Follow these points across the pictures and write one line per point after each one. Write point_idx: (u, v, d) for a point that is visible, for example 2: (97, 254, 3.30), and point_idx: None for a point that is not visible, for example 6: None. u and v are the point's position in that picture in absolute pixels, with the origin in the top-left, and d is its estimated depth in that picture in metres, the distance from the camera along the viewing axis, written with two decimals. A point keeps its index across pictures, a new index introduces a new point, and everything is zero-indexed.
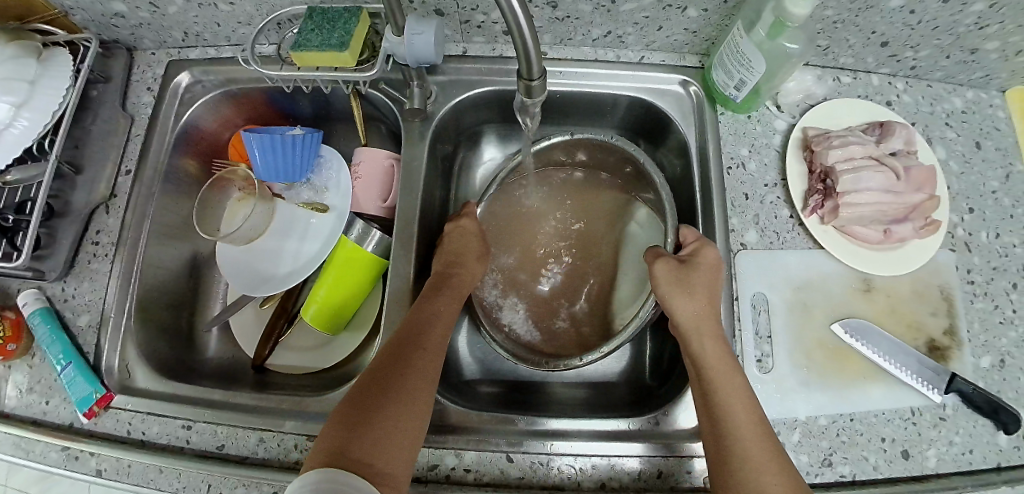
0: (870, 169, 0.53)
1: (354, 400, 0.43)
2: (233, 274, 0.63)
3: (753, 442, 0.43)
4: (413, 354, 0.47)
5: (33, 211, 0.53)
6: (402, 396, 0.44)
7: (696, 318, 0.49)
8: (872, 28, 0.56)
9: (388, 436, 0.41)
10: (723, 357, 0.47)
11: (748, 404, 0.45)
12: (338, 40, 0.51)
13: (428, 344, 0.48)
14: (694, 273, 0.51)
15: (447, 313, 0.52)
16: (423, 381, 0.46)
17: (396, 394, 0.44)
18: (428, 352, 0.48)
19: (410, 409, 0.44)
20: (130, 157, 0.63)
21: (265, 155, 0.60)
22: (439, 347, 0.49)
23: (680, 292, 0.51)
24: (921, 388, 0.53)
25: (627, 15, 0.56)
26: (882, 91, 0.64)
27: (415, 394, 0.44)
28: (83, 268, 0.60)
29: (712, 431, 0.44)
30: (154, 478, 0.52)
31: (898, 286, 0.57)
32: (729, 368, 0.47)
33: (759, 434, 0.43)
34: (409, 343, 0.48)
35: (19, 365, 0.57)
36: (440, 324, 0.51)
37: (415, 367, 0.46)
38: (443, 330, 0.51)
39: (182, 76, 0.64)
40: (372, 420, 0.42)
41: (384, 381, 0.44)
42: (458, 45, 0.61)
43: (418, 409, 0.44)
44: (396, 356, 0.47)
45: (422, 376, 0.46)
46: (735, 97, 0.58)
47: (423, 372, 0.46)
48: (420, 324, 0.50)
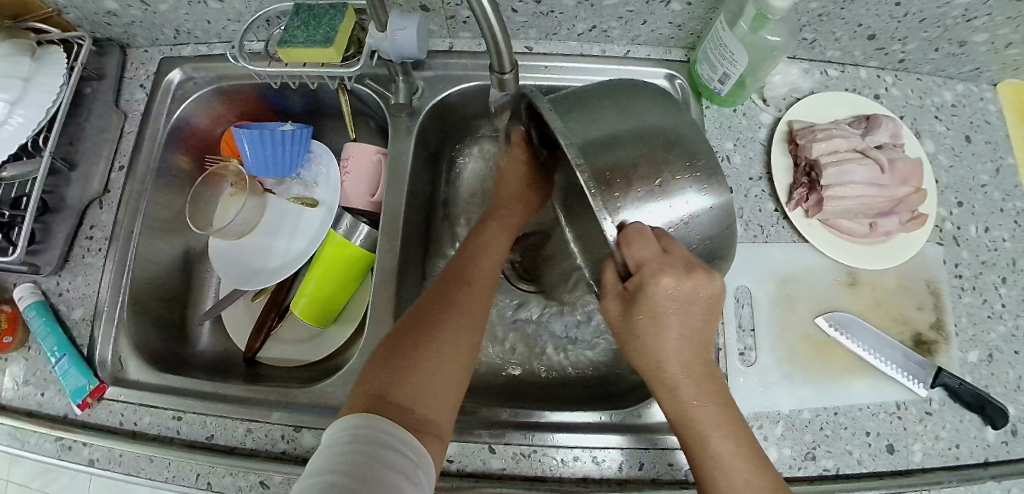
0: (853, 162, 0.54)
1: (398, 344, 0.43)
2: (224, 268, 0.64)
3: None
4: (455, 294, 0.47)
5: (27, 207, 0.55)
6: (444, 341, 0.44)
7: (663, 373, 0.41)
8: (858, 21, 0.56)
9: (428, 381, 0.41)
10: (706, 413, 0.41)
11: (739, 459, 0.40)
12: (323, 37, 0.51)
13: (474, 288, 0.48)
14: (642, 318, 0.39)
15: (495, 248, 0.53)
16: (466, 324, 0.46)
17: (435, 342, 0.43)
18: (473, 290, 0.48)
19: (454, 350, 0.44)
20: (124, 153, 0.64)
21: (255, 148, 0.62)
22: (485, 286, 0.49)
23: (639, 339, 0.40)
24: (906, 382, 0.53)
25: (610, 9, 0.57)
26: (870, 84, 0.64)
27: (457, 339, 0.44)
28: (78, 262, 0.61)
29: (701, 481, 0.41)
30: (144, 467, 0.53)
31: (885, 279, 0.57)
32: (710, 419, 0.41)
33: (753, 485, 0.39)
34: (451, 284, 0.48)
35: (15, 358, 0.59)
36: (486, 261, 0.51)
37: (459, 312, 0.46)
38: (489, 268, 0.51)
39: (174, 73, 0.65)
40: (414, 366, 0.41)
41: (427, 326, 0.44)
42: (444, 40, 0.61)
43: (462, 348, 0.44)
44: (437, 296, 0.47)
45: (463, 321, 0.46)
46: (719, 90, 0.58)
47: (465, 311, 0.46)
48: (466, 267, 0.50)
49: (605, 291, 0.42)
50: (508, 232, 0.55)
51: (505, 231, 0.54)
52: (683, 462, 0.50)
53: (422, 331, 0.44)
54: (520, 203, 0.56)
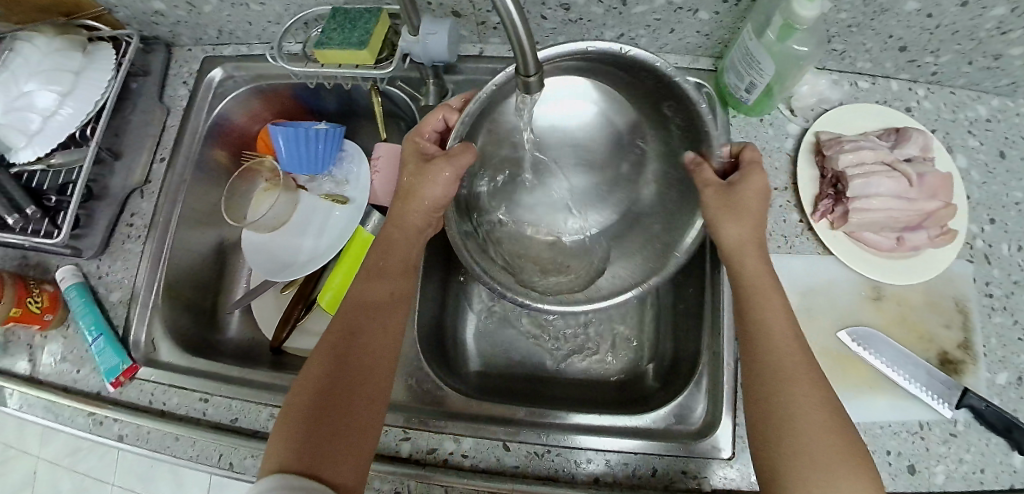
0: (880, 174, 0.53)
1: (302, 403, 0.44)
2: (255, 260, 0.66)
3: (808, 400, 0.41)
4: (361, 336, 0.48)
5: (74, 193, 0.58)
6: (355, 386, 0.45)
7: (760, 281, 0.47)
8: (889, 32, 0.56)
9: (339, 431, 0.42)
10: (770, 306, 0.46)
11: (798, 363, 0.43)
12: (358, 39, 0.53)
13: (380, 319, 0.49)
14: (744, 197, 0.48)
15: (402, 279, 0.52)
16: (376, 357, 0.47)
17: (344, 392, 0.44)
18: (377, 330, 0.49)
19: (364, 395, 0.45)
20: (165, 146, 0.67)
21: (289, 146, 0.65)
22: (391, 323, 0.50)
23: (726, 214, 0.48)
24: (930, 401, 0.52)
25: (638, 17, 0.57)
26: (901, 97, 0.63)
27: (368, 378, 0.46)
28: (118, 247, 0.64)
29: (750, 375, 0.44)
30: (170, 445, 0.55)
31: (911, 294, 0.56)
32: (774, 311, 0.46)
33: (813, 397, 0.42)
34: (358, 324, 0.49)
35: (55, 335, 0.62)
36: (392, 297, 0.51)
37: (370, 351, 0.47)
38: (393, 303, 0.51)
39: (215, 71, 0.67)
40: (325, 423, 0.42)
41: (332, 379, 0.45)
42: (474, 45, 0.63)
43: (371, 391, 0.45)
44: (346, 337, 0.48)
45: (369, 358, 0.47)
46: (746, 100, 0.58)
47: (371, 354, 0.47)
48: (367, 301, 0.50)
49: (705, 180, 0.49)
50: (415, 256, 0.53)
51: (408, 241, 0.53)
52: (696, 469, 0.50)
53: (325, 383, 0.44)
54: (422, 199, 0.52)
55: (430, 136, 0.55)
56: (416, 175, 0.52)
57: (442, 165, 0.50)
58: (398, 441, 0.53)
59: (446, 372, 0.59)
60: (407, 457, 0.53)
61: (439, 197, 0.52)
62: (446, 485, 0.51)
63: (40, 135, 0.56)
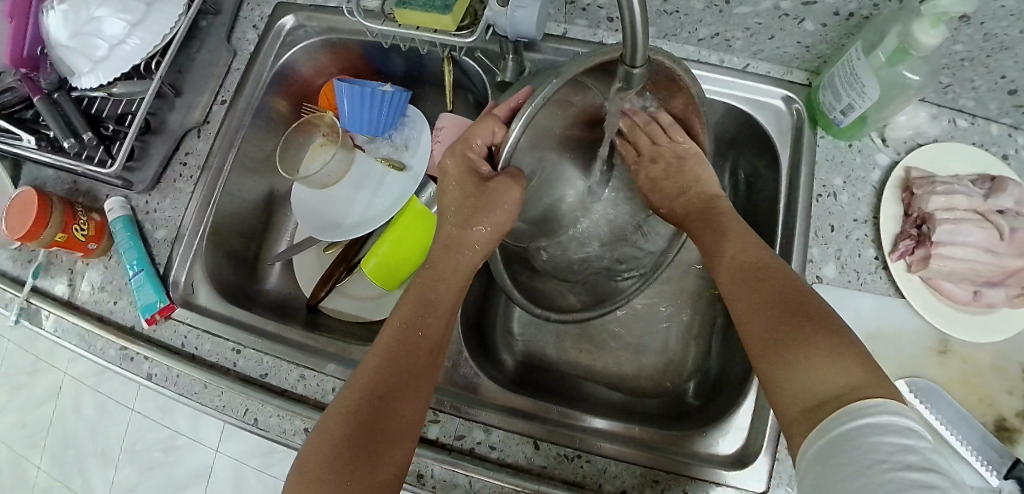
0: (972, 223, 0.49)
1: (332, 440, 0.41)
2: (304, 215, 0.65)
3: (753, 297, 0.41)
4: (409, 344, 0.46)
5: (132, 124, 0.56)
6: (376, 451, 0.40)
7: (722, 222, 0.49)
8: (1003, 72, 0.52)
9: (383, 438, 0.41)
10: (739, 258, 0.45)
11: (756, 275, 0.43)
12: (443, 4, 0.51)
13: (413, 374, 0.45)
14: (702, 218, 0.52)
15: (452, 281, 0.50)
16: (404, 414, 0.43)
17: (367, 453, 0.40)
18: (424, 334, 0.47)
19: (412, 400, 0.44)
20: (227, 89, 0.65)
21: (353, 106, 0.63)
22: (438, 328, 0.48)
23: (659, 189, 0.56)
24: (976, 466, 0.49)
25: (738, 18, 0.54)
26: (1000, 142, 0.59)
27: (389, 442, 0.41)
28: (168, 184, 0.63)
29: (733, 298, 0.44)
30: (197, 392, 0.55)
31: (978, 353, 0.53)
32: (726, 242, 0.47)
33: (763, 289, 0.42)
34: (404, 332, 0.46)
35: (96, 264, 0.61)
36: (441, 299, 0.49)
37: (398, 412, 0.43)
38: (442, 311, 0.49)
39: (287, 18, 0.65)
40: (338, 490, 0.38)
41: (355, 438, 0.40)
42: (558, 25, 0.60)
43: (418, 397, 0.44)
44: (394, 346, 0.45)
45: (394, 417, 0.42)
46: (838, 121, 0.55)
47: (417, 361, 0.45)
48: (403, 351, 0.45)
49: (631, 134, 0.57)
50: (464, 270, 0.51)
51: (454, 286, 0.50)
52: None
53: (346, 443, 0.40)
54: (476, 229, 0.50)
55: (481, 149, 0.51)
56: (479, 203, 0.49)
57: (506, 183, 0.49)
58: (427, 423, 0.52)
59: (484, 360, 0.59)
60: (433, 439, 0.52)
61: (501, 219, 0.50)
62: (470, 476, 0.50)
63: (106, 62, 0.55)
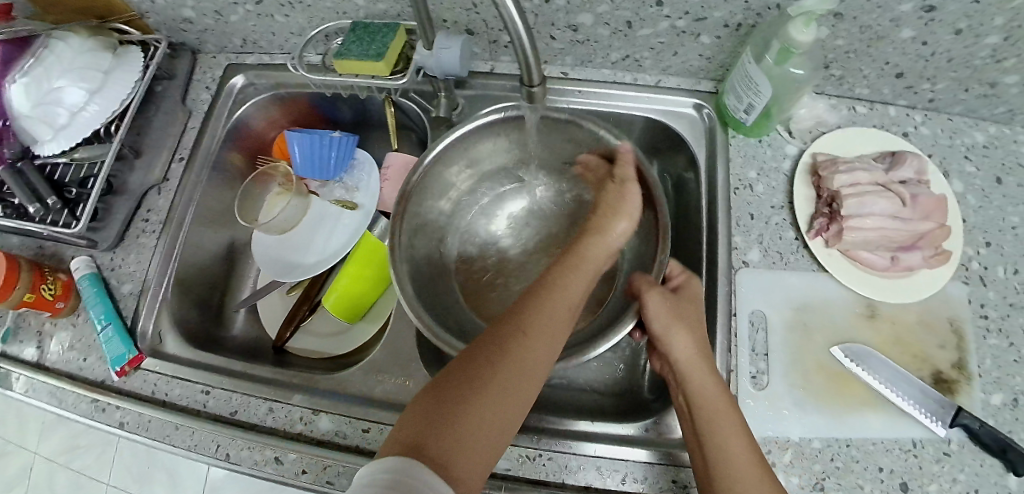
0: (875, 194, 0.54)
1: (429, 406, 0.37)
2: (265, 261, 0.68)
3: (750, 483, 0.42)
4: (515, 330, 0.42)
5: (94, 186, 0.60)
6: (461, 436, 0.35)
7: (718, 402, 0.46)
8: (885, 59, 0.58)
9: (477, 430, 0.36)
10: (731, 430, 0.44)
11: (751, 459, 0.43)
12: (376, 52, 0.56)
13: (527, 369, 0.41)
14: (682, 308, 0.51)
15: (574, 288, 0.47)
16: (520, 386, 0.40)
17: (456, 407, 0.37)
18: (540, 326, 0.43)
19: (517, 390, 0.39)
20: (185, 147, 0.70)
21: (303, 150, 0.68)
22: (562, 326, 0.44)
23: (677, 327, 0.50)
24: (922, 419, 0.52)
25: (642, 39, 0.60)
26: (899, 122, 0.64)
27: (506, 404, 0.39)
28: (132, 240, 0.66)
29: (703, 466, 0.44)
30: (169, 434, 0.56)
31: (906, 314, 0.56)
32: (731, 433, 0.44)
33: (754, 466, 0.43)
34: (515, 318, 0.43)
35: (64, 323, 0.63)
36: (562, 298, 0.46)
37: (493, 405, 0.38)
38: (563, 315, 0.45)
39: (237, 78, 0.71)
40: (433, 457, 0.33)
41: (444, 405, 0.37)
42: (485, 62, 0.65)
43: (528, 389, 0.40)
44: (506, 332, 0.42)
45: (507, 378, 0.39)
46: (745, 120, 0.60)
47: (535, 357, 0.41)
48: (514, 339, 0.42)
49: (648, 286, 0.52)
50: (579, 275, 0.49)
51: (579, 280, 0.48)
52: (686, 479, 0.50)
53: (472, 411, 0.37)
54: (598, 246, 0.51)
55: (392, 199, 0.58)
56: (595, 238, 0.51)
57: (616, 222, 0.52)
58: None
59: None
60: None
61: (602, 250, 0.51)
62: None
63: (67, 129, 0.60)
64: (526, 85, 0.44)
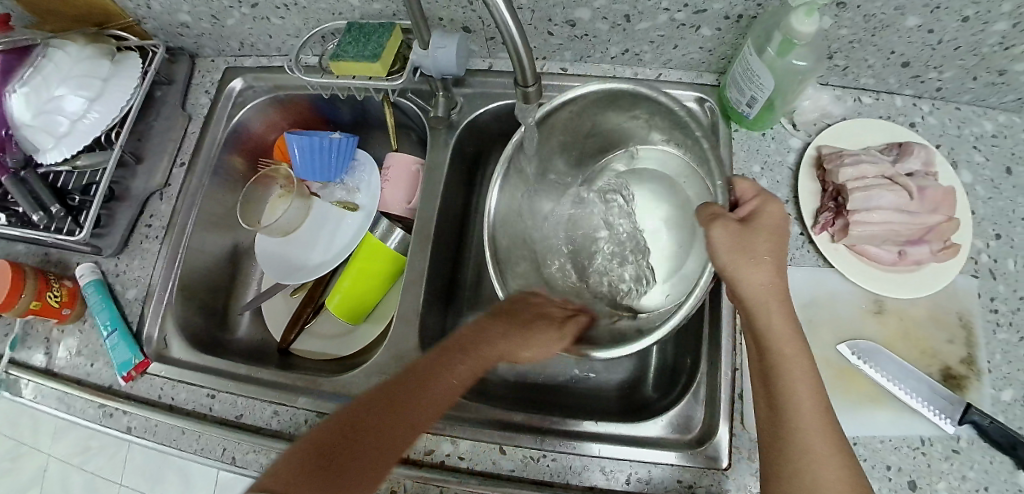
0: (882, 188, 0.53)
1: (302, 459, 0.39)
2: (269, 263, 0.68)
3: (812, 421, 0.42)
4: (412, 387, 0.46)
5: (96, 192, 0.60)
6: (330, 482, 0.38)
7: (785, 344, 0.44)
8: (890, 48, 0.57)
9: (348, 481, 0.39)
10: (799, 373, 0.43)
11: (814, 398, 0.43)
12: (371, 53, 0.55)
13: (401, 429, 0.43)
14: (757, 239, 0.47)
15: (475, 363, 0.50)
16: (391, 446, 0.42)
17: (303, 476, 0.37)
18: (425, 394, 0.46)
19: (389, 447, 0.42)
20: (185, 151, 0.70)
21: (303, 154, 0.67)
22: (445, 394, 0.47)
23: (744, 261, 0.45)
24: (931, 416, 0.51)
25: (642, 33, 0.59)
26: (906, 112, 0.63)
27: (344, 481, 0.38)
28: (135, 246, 0.66)
29: (767, 387, 0.44)
30: (176, 438, 0.56)
31: (913, 309, 0.55)
32: (799, 377, 0.43)
33: (815, 401, 0.42)
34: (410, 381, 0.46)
35: (71, 330, 0.64)
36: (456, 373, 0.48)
37: (364, 453, 0.41)
38: (450, 386, 0.48)
39: (236, 81, 0.70)
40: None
41: (315, 463, 0.39)
42: (483, 60, 0.65)
43: (398, 449, 0.42)
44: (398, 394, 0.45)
45: (344, 461, 0.40)
46: (747, 114, 0.59)
47: (415, 417, 0.44)
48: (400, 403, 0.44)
49: (713, 216, 0.48)
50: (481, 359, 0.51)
51: (468, 368, 0.49)
52: (692, 479, 0.50)
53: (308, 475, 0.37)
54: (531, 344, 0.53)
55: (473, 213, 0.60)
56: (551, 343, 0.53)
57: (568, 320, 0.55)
58: None
59: None
60: (404, 457, 0.53)
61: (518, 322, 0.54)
62: (441, 486, 0.51)
63: (69, 137, 0.60)
64: (524, 86, 0.43)
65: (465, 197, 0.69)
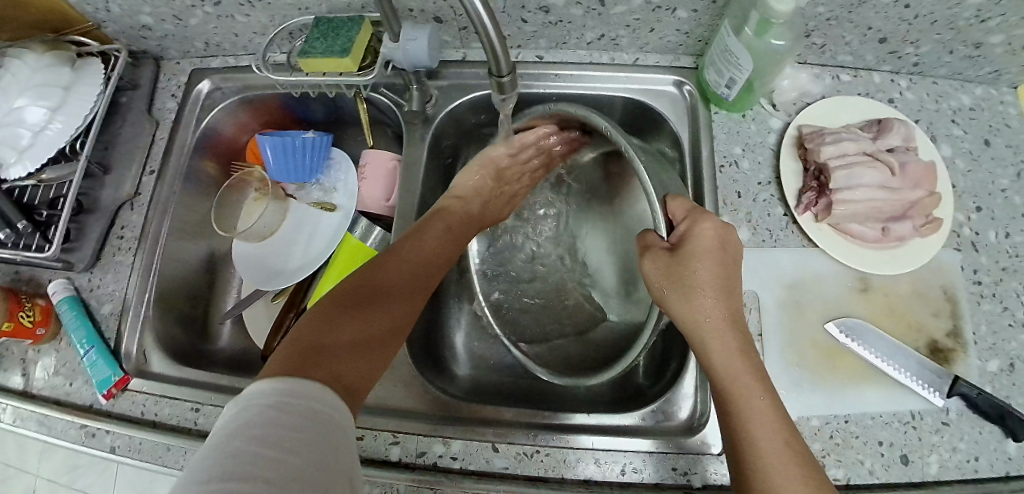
0: (863, 165, 0.53)
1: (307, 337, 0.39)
2: (247, 269, 0.67)
3: (773, 447, 0.38)
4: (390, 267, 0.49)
5: (63, 206, 0.58)
6: (347, 356, 0.39)
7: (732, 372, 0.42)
8: (868, 24, 0.56)
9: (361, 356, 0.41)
10: (753, 402, 0.41)
11: (780, 448, 0.38)
12: (341, 48, 0.54)
13: (394, 300, 0.46)
14: (687, 267, 0.45)
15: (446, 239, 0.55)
16: (385, 316, 0.45)
17: (326, 328, 0.40)
18: (406, 268, 0.49)
19: (387, 318, 0.45)
20: (155, 158, 0.67)
21: (276, 155, 0.66)
22: (426, 268, 0.51)
23: (676, 296, 0.45)
24: (920, 390, 0.52)
25: (617, 17, 0.58)
26: (884, 88, 0.63)
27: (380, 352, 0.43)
28: (108, 259, 0.64)
29: (732, 443, 0.40)
30: (162, 455, 0.55)
31: (898, 285, 0.55)
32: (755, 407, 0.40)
33: (783, 458, 0.37)
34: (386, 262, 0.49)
35: (47, 349, 0.62)
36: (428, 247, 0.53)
37: (366, 323, 0.43)
38: (428, 258, 0.52)
39: (203, 83, 0.68)
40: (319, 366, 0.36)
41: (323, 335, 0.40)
42: (457, 51, 0.63)
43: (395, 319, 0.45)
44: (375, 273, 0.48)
45: (373, 337, 0.43)
46: (727, 95, 0.58)
47: (402, 292, 0.48)
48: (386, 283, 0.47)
49: (646, 247, 0.48)
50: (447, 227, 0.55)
51: (441, 240, 0.54)
52: (686, 466, 0.50)
53: (346, 333, 0.41)
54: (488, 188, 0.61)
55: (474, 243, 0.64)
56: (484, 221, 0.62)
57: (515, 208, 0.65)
58: (387, 445, 0.53)
59: (437, 375, 0.60)
60: (396, 461, 0.52)
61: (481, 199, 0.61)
62: (435, 488, 0.51)
63: (32, 149, 0.57)
64: (500, 78, 0.42)
65: (445, 193, 0.68)
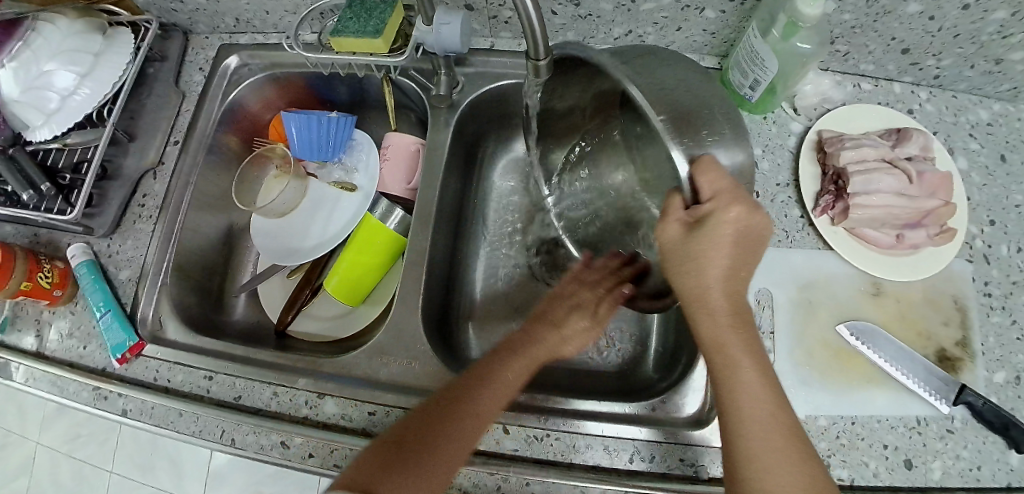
0: (882, 172, 0.54)
1: (383, 451, 0.44)
2: (265, 245, 0.68)
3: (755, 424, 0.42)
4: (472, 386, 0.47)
5: (88, 171, 0.59)
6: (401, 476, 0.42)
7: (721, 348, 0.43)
8: (892, 34, 0.57)
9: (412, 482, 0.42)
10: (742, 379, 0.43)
11: (770, 429, 0.42)
12: (374, 29, 0.54)
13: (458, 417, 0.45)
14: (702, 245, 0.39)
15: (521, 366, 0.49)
16: (457, 446, 0.44)
17: (388, 476, 0.42)
18: (493, 388, 0.47)
19: (455, 437, 0.44)
20: (179, 130, 0.68)
21: (301, 132, 0.67)
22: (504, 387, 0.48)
23: (681, 271, 0.42)
24: (927, 397, 0.52)
25: (646, 14, 0.59)
26: (904, 99, 0.64)
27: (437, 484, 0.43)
28: (128, 226, 0.65)
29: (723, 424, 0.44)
30: (173, 421, 0.55)
31: (910, 292, 0.56)
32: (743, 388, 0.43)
33: (773, 437, 0.41)
34: (474, 380, 0.48)
35: (62, 312, 0.63)
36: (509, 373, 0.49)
37: (431, 451, 0.44)
38: (510, 380, 0.48)
39: (232, 58, 0.69)
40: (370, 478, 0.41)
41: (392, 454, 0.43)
42: (485, 39, 0.64)
43: (462, 440, 0.45)
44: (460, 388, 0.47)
45: (432, 461, 0.43)
46: (750, 97, 0.59)
47: (470, 418, 0.45)
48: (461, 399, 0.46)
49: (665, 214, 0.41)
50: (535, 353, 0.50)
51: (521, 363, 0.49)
52: (693, 457, 0.50)
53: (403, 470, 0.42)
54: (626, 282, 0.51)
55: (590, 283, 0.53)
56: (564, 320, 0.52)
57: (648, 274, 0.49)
58: None
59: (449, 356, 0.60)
60: None
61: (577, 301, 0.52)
62: None
63: (58, 114, 0.58)
64: (539, 60, 0.42)
65: (464, 179, 0.69)
